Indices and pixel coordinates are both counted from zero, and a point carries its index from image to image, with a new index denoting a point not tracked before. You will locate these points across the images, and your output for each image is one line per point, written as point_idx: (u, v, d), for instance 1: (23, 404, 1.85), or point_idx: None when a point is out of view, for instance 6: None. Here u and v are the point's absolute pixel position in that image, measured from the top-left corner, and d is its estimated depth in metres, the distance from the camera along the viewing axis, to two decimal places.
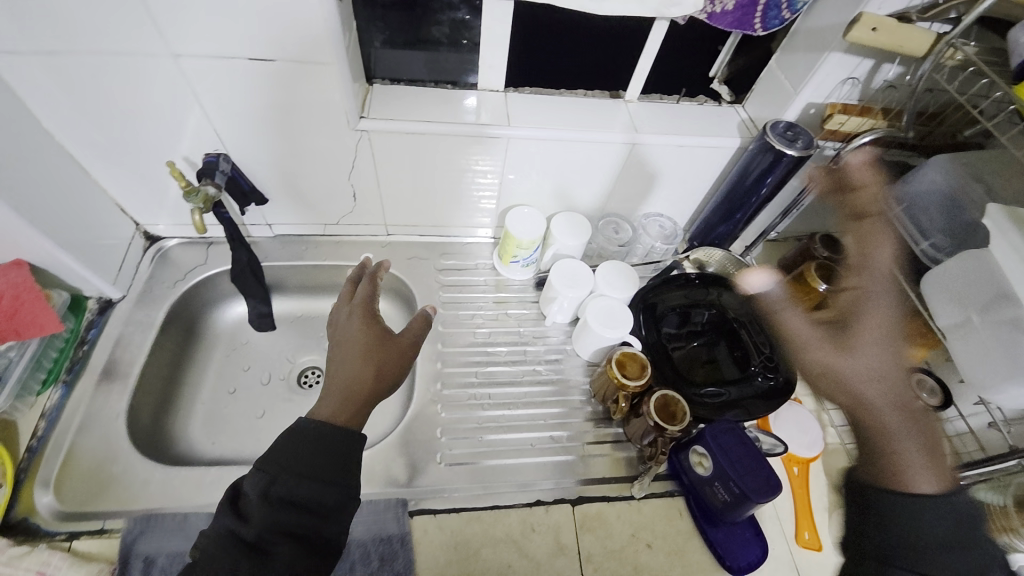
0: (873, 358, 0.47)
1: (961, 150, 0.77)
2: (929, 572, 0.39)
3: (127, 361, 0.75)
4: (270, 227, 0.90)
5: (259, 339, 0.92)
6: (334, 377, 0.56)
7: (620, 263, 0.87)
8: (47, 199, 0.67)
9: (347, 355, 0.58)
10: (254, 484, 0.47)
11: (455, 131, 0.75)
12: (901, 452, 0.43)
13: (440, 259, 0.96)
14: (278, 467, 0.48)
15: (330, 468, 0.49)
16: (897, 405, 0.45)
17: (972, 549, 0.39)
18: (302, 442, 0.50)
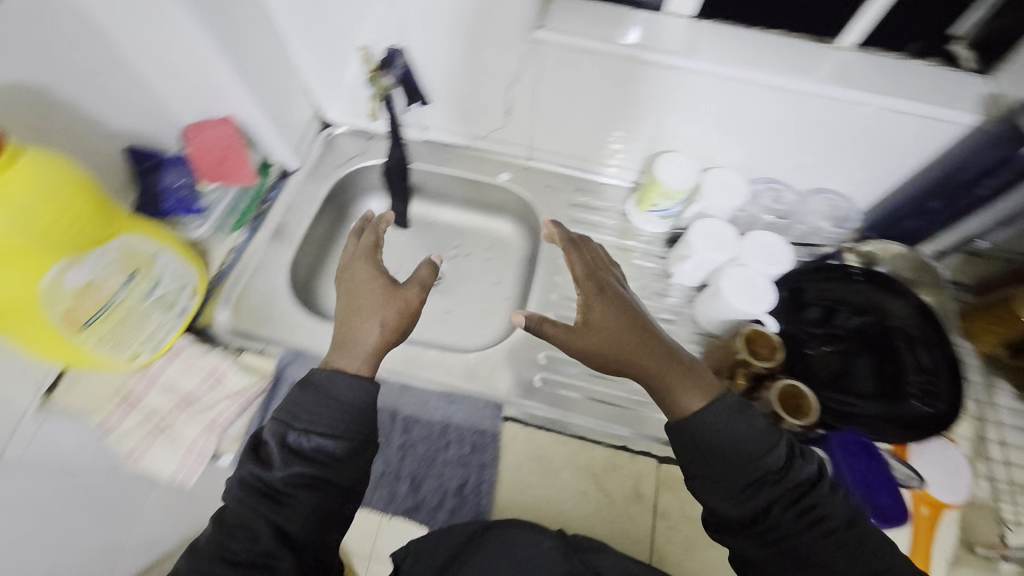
0: (605, 322, 0.58)
1: None
2: (731, 464, 0.52)
3: (294, 225, 0.86)
4: (424, 130, 0.94)
5: (394, 234, 1.00)
6: (345, 331, 0.58)
7: (772, 233, 0.78)
8: (258, 64, 0.74)
9: (353, 312, 0.58)
10: (273, 430, 0.53)
11: (627, 59, 0.71)
12: (671, 385, 0.55)
13: (574, 193, 0.94)
14: (296, 416, 0.53)
15: (342, 421, 0.53)
16: (659, 360, 0.56)
17: (754, 441, 0.52)
18: (317, 391, 0.54)
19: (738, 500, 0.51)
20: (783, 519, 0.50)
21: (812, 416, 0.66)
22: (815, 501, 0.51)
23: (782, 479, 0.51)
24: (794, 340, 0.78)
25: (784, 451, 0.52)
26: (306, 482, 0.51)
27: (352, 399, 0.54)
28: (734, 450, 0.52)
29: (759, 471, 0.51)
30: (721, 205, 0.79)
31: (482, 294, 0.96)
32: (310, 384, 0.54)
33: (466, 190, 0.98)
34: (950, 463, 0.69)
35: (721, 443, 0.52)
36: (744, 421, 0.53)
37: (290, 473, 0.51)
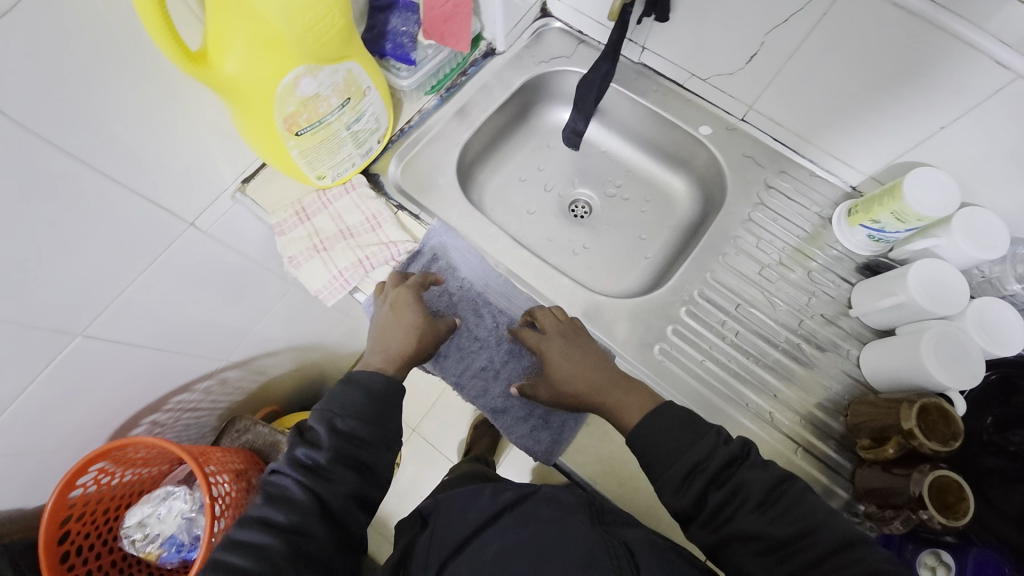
0: (560, 368, 0.66)
1: None
2: (661, 452, 0.55)
3: (480, 108, 0.86)
4: (643, 52, 0.85)
5: (560, 151, 0.97)
6: (382, 341, 0.66)
7: (1010, 308, 0.63)
8: None
9: (387, 331, 0.66)
10: (321, 417, 0.56)
11: (954, 30, 0.56)
12: (612, 406, 0.63)
13: (774, 175, 0.82)
14: (338, 405, 0.57)
15: (379, 412, 0.58)
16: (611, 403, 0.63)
17: (677, 427, 0.56)
18: (359, 390, 0.58)
19: (680, 488, 0.53)
20: (722, 501, 0.51)
21: (963, 517, 0.55)
22: (743, 479, 0.51)
23: (710, 462, 0.53)
24: (973, 436, 0.65)
25: (711, 436, 0.54)
26: (350, 458, 0.55)
27: (392, 393, 0.60)
28: (659, 438, 0.56)
29: (690, 458, 0.53)
30: (967, 252, 0.64)
31: (624, 242, 0.91)
32: (351, 382, 0.59)
33: (654, 131, 0.90)
34: None
35: (655, 448, 0.56)
36: (663, 411, 0.58)
37: (337, 451, 0.54)
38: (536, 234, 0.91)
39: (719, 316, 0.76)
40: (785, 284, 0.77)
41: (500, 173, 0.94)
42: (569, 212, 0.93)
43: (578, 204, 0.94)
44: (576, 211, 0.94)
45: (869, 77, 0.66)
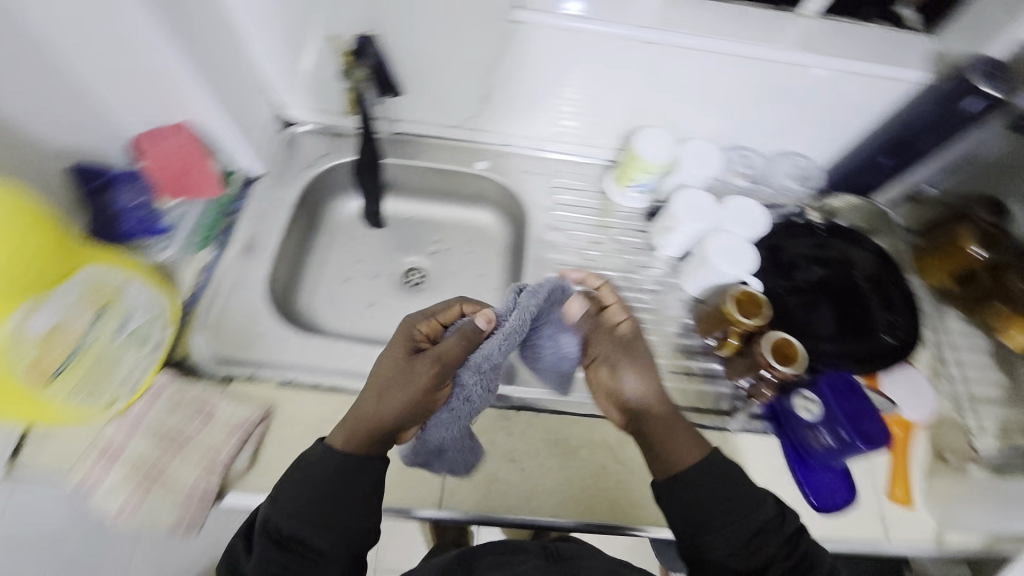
0: (640, 350, 0.67)
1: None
2: (723, 512, 0.54)
3: (266, 236, 0.80)
4: (393, 123, 0.90)
5: (370, 235, 0.98)
6: (354, 412, 0.57)
7: (746, 199, 0.83)
8: (223, 69, 0.70)
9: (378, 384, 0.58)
10: (263, 511, 0.53)
11: (611, 32, 0.71)
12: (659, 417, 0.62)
13: (553, 176, 0.94)
14: (281, 502, 0.52)
15: (324, 507, 0.52)
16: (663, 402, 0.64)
17: (737, 488, 0.55)
18: (298, 488, 0.53)
19: (741, 550, 0.53)
20: (786, 570, 0.52)
21: (800, 368, 0.70)
22: (808, 555, 0.53)
23: (769, 524, 0.54)
24: (775, 294, 0.82)
25: (771, 504, 0.55)
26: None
27: (342, 486, 0.53)
28: (720, 491, 0.55)
29: (761, 523, 0.53)
30: (699, 174, 0.83)
31: (469, 287, 0.95)
32: (295, 472, 0.54)
33: (442, 181, 0.96)
34: (917, 386, 0.76)
35: (719, 502, 0.54)
36: (718, 469, 0.56)
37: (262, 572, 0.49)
38: (384, 322, 0.90)
39: None
40: (605, 255, 0.89)
41: (323, 284, 0.91)
42: (404, 284, 0.94)
43: (410, 273, 0.95)
44: (412, 281, 0.94)
45: (574, 81, 0.80)
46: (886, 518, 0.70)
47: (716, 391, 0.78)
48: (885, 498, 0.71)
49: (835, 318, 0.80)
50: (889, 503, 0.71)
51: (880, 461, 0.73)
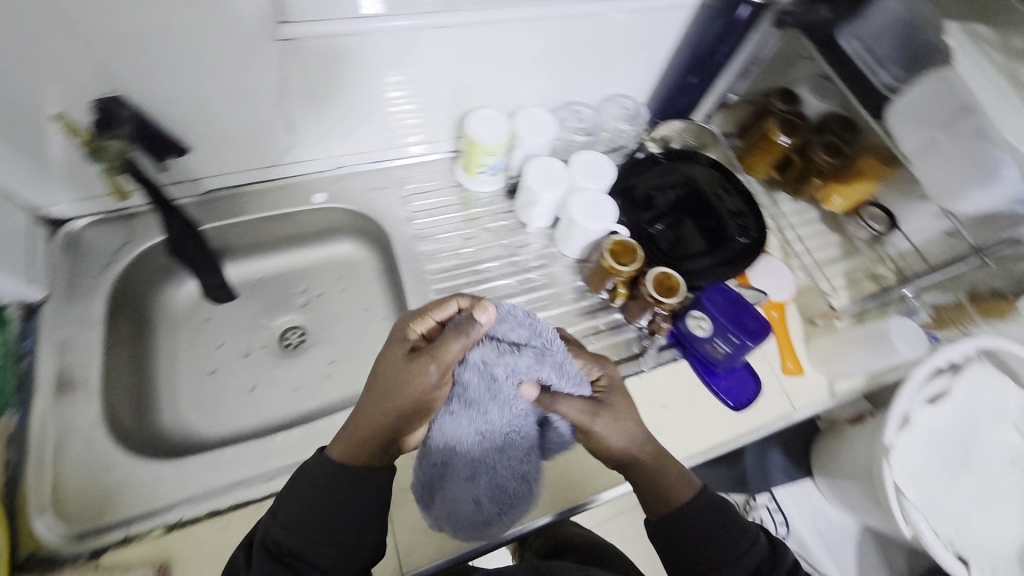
0: (619, 421, 0.57)
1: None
2: (716, 551, 0.56)
3: (82, 368, 0.68)
4: (197, 183, 0.77)
5: (224, 311, 0.85)
6: (355, 418, 0.54)
7: (592, 152, 0.84)
8: None
9: (373, 388, 0.52)
10: (265, 525, 0.52)
11: (406, 24, 0.64)
12: (653, 476, 0.59)
13: (401, 185, 0.87)
14: (287, 512, 0.52)
15: (318, 524, 0.51)
16: (656, 455, 0.59)
17: (729, 528, 0.57)
18: (295, 505, 0.52)
19: None
20: None
21: (682, 294, 0.75)
22: None
23: (757, 563, 0.56)
24: (643, 230, 0.86)
25: (760, 542, 0.58)
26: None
27: (339, 499, 0.52)
28: (708, 509, 0.58)
29: (753, 560, 0.56)
30: (539, 141, 0.82)
31: (355, 327, 0.88)
32: (293, 487, 0.53)
33: (282, 228, 0.85)
34: (777, 271, 0.85)
35: (712, 523, 0.57)
36: (711, 512, 0.58)
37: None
38: (275, 399, 0.81)
39: None
40: (481, 247, 0.86)
41: (186, 385, 0.79)
42: (284, 350, 0.85)
43: (287, 334, 0.86)
44: (290, 342, 0.86)
45: (383, 84, 0.72)
46: (787, 391, 0.79)
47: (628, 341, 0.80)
48: (783, 376, 0.80)
49: (698, 235, 0.87)
50: (786, 378, 0.80)
51: (770, 346, 0.82)
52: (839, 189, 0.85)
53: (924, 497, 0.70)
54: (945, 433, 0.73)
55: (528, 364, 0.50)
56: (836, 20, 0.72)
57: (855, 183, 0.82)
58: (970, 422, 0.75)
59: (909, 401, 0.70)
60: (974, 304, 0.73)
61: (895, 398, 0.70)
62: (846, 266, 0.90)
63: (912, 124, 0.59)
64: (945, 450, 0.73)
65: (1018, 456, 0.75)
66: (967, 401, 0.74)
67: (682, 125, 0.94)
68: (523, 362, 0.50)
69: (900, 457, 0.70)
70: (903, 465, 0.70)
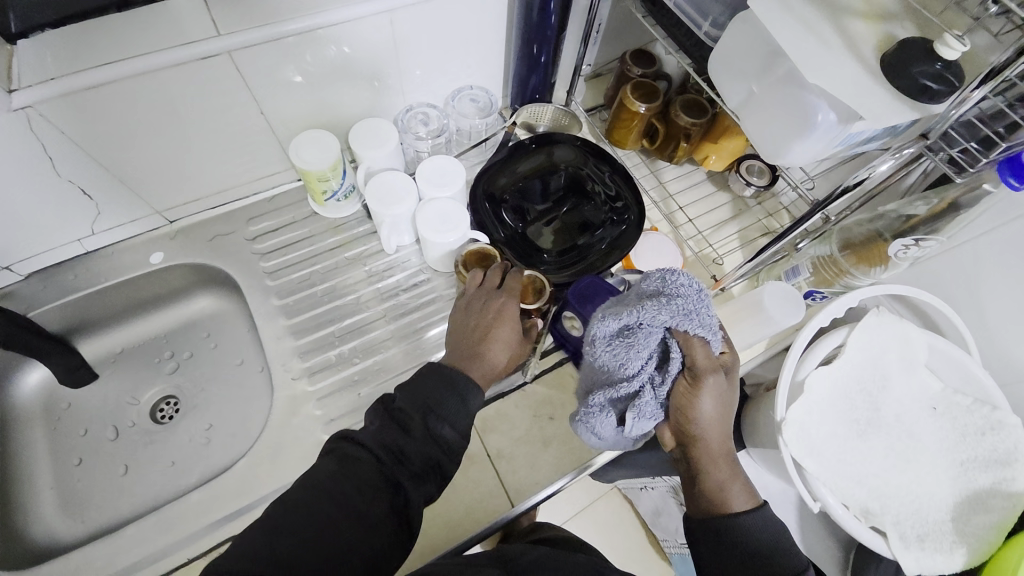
0: (720, 401, 0.56)
1: None
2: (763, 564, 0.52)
3: None
4: (12, 270, 0.71)
5: (86, 393, 0.80)
6: (472, 348, 0.61)
7: (440, 157, 0.77)
8: None
9: (495, 338, 0.62)
10: (407, 406, 0.52)
11: (159, 65, 0.58)
12: (715, 475, 0.56)
13: (247, 226, 0.80)
14: (434, 404, 0.53)
15: (460, 418, 0.53)
16: (726, 455, 0.57)
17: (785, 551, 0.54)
18: (430, 392, 0.54)
19: None
20: None
21: (546, 291, 0.70)
22: None
23: None
24: (514, 227, 0.79)
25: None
26: (367, 478, 0.47)
27: (469, 406, 0.54)
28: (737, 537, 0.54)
29: None
30: (377, 155, 0.75)
31: (229, 384, 0.81)
32: (434, 376, 0.55)
33: (131, 295, 0.79)
34: (661, 247, 0.80)
35: (741, 553, 0.54)
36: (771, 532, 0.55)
37: (344, 473, 0.47)
38: (150, 479, 0.75)
39: (336, 350, 0.74)
40: (345, 277, 0.79)
41: (48, 483, 0.73)
42: (157, 423, 0.79)
43: (160, 407, 0.80)
44: (165, 415, 0.80)
45: (176, 128, 0.66)
46: None
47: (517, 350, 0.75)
48: None
49: (578, 227, 0.80)
50: None
51: None
52: (715, 147, 0.79)
53: (828, 466, 0.66)
54: (847, 391, 0.70)
55: (697, 306, 0.56)
56: None
57: (726, 139, 0.77)
58: (873, 375, 0.70)
59: (794, 368, 0.67)
60: (848, 254, 0.66)
61: (780, 370, 0.67)
62: (738, 227, 0.84)
63: (732, 75, 0.53)
64: (847, 409, 0.69)
65: (935, 402, 0.70)
66: (867, 353, 0.70)
67: (552, 108, 0.87)
68: (654, 312, 0.54)
69: (796, 431, 0.65)
70: (802, 438, 0.65)
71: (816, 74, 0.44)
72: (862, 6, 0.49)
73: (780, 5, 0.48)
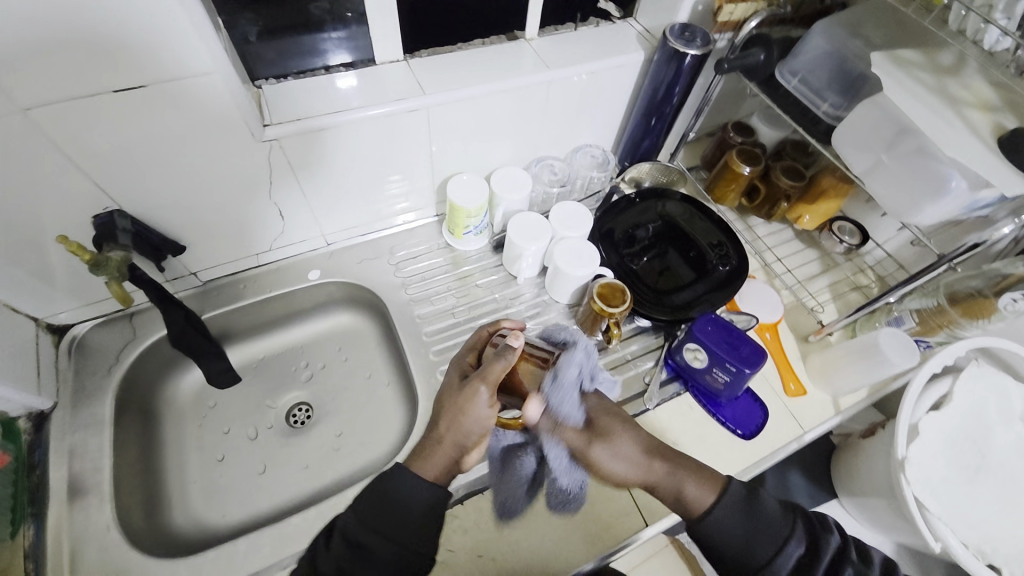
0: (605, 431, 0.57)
1: (845, 23, 0.71)
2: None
3: (92, 469, 0.67)
4: (196, 276, 0.81)
5: (229, 395, 0.86)
6: (451, 447, 0.56)
7: (570, 203, 0.88)
8: None
9: (447, 441, 0.56)
10: (372, 483, 0.55)
11: (371, 113, 0.70)
12: (672, 492, 0.55)
13: (392, 253, 0.91)
14: (389, 490, 0.54)
15: (378, 518, 0.52)
16: (658, 460, 0.57)
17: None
18: (391, 497, 0.53)
19: None
20: None
21: (498, 380, 0.54)
22: None
23: None
24: (629, 269, 0.88)
25: None
26: (389, 527, 0.52)
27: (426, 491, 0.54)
28: (748, 536, 0.51)
29: None
30: (518, 199, 0.86)
31: (360, 395, 0.88)
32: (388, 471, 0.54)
33: (282, 307, 0.88)
34: (762, 293, 0.88)
35: (731, 547, 0.52)
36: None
37: (373, 520, 0.52)
38: (288, 481, 0.79)
39: None
40: (474, 303, 0.87)
41: (195, 475, 0.78)
42: (293, 428, 0.84)
43: (294, 412, 0.86)
44: (298, 420, 0.85)
45: (364, 161, 0.77)
46: (793, 412, 0.80)
47: (633, 376, 0.82)
48: (786, 397, 0.81)
49: (684, 270, 0.89)
50: (790, 399, 0.81)
51: (768, 367, 0.84)
52: (809, 208, 0.89)
53: (950, 508, 0.69)
54: (953, 438, 0.72)
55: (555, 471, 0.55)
56: (773, 60, 0.76)
57: (822, 202, 0.87)
58: (976, 422, 0.73)
59: (910, 412, 0.72)
60: (953, 306, 0.74)
61: (898, 410, 0.72)
62: (829, 281, 0.92)
63: (858, 148, 0.65)
64: (956, 455, 0.71)
65: None
66: (970, 402, 0.74)
67: (651, 165, 0.98)
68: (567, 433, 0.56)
69: (916, 470, 0.70)
70: (923, 478, 0.70)
71: (953, 147, 0.54)
72: (973, 99, 0.58)
73: (911, 93, 0.58)
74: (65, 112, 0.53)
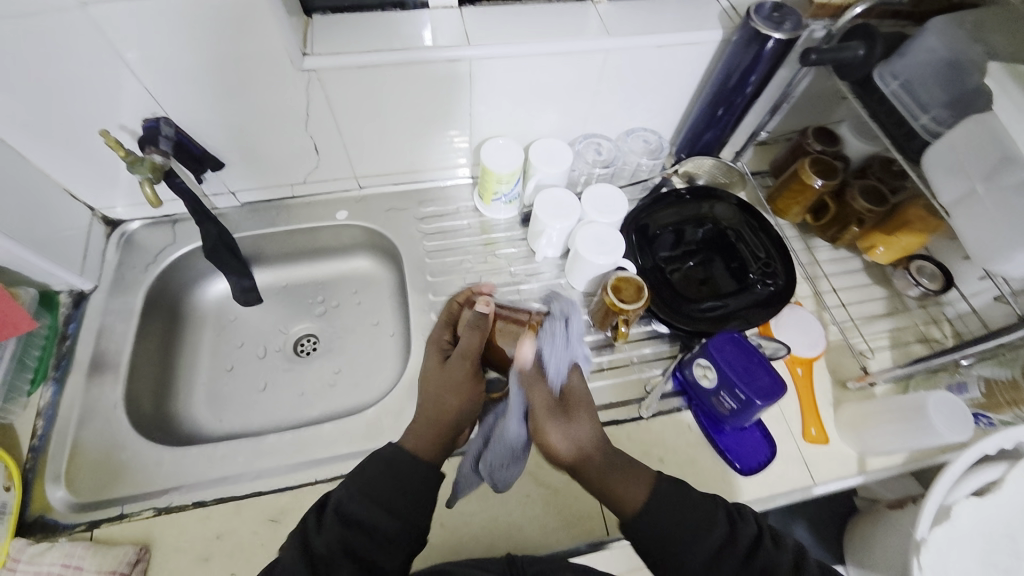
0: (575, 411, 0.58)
1: (969, 25, 0.59)
2: None
3: (114, 350, 0.74)
4: (234, 196, 0.85)
5: (248, 312, 0.91)
6: (440, 426, 0.59)
7: (608, 186, 0.82)
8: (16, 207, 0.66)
9: (437, 422, 0.58)
10: (386, 456, 0.56)
11: (413, 58, 0.68)
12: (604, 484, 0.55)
13: (420, 207, 0.90)
14: (404, 466, 0.55)
15: (388, 490, 0.53)
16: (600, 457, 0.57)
17: None
18: (403, 473, 0.55)
19: None
20: None
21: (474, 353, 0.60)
22: None
23: None
24: (659, 270, 0.81)
25: None
26: (395, 501, 0.53)
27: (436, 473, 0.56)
28: (681, 505, 0.54)
29: None
30: (553, 173, 0.81)
31: (364, 339, 0.90)
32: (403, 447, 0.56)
33: (309, 241, 0.91)
34: (803, 323, 0.78)
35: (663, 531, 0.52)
36: None
37: (380, 490, 0.53)
38: (282, 402, 0.83)
39: None
40: (489, 272, 0.85)
41: (203, 378, 0.84)
42: (298, 355, 0.88)
43: (301, 341, 0.89)
44: (304, 349, 0.89)
45: (402, 109, 0.76)
46: (806, 459, 0.71)
47: (636, 379, 0.77)
48: (802, 440, 0.73)
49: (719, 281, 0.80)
50: (806, 444, 0.72)
51: (789, 404, 0.75)
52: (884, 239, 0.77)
53: None
54: (991, 531, 0.62)
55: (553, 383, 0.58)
56: (874, 58, 0.63)
57: (902, 234, 0.74)
58: None
59: (945, 491, 0.61)
60: None
61: (930, 484, 0.61)
62: (891, 325, 0.80)
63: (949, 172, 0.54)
64: (988, 549, 0.61)
65: None
66: None
67: (713, 162, 0.88)
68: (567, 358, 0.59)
69: (935, 556, 0.60)
70: (939, 566, 0.60)
71: None
72: None
73: None
74: (120, 15, 0.56)
